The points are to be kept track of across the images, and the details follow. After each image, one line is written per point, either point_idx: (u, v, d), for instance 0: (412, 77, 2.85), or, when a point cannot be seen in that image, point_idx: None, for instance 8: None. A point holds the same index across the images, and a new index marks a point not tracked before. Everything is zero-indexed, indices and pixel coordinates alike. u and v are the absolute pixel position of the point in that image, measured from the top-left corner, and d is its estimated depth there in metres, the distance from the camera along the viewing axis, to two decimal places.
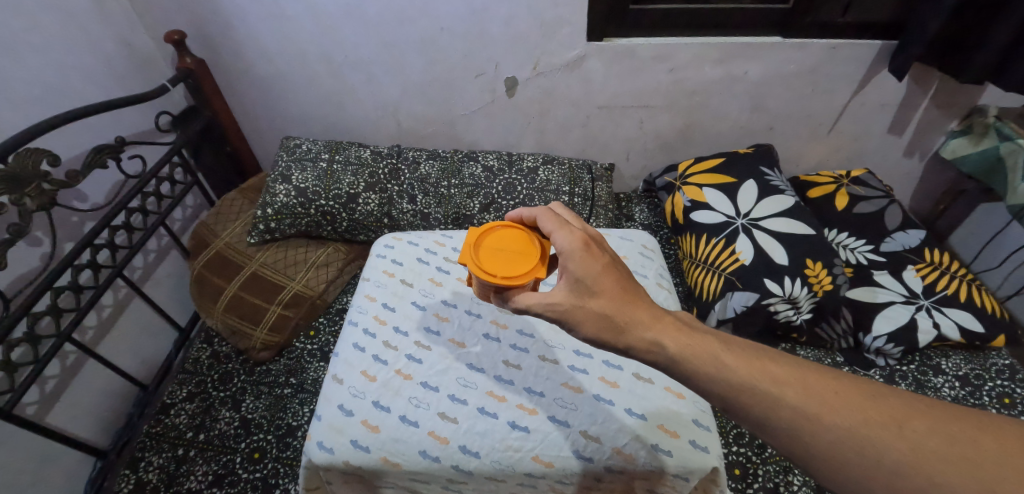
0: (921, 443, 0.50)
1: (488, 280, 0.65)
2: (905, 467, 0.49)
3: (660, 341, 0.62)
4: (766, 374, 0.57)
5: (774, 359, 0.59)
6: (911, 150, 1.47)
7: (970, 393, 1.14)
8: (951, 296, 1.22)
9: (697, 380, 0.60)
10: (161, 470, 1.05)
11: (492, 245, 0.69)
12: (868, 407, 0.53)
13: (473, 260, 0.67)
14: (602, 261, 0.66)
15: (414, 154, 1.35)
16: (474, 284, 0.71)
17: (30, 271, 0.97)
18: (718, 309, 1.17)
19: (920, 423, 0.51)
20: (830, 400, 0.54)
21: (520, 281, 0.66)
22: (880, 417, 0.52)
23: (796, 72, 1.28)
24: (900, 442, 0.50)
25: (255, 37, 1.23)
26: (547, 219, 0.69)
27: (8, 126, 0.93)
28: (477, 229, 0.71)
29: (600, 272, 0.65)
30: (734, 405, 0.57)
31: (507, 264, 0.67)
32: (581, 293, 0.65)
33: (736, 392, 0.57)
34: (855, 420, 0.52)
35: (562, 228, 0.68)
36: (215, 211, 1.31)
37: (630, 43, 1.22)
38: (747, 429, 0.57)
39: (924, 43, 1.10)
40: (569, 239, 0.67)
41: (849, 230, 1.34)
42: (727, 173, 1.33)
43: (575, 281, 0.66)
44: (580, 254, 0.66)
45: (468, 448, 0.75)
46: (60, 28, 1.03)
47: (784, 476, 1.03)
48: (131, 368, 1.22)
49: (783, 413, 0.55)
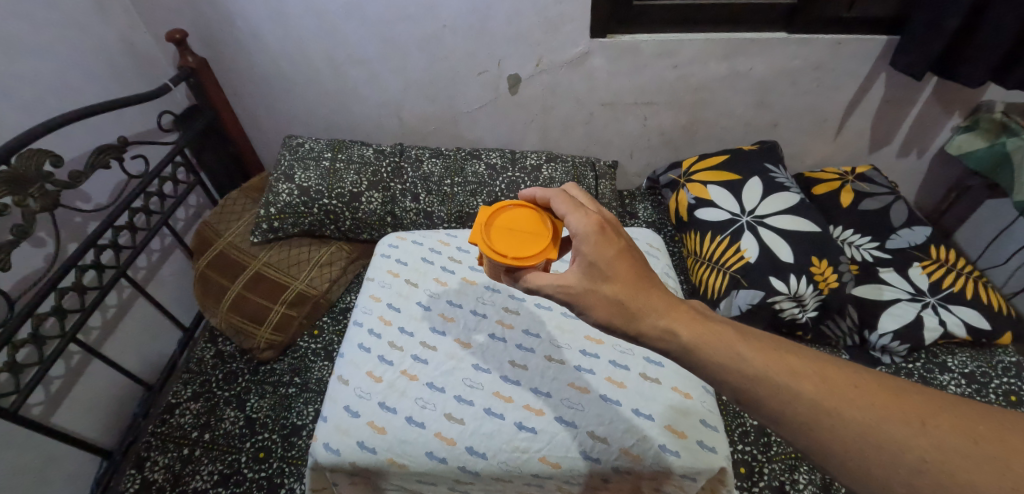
0: (942, 439, 0.50)
1: (499, 261, 0.66)
2: (924, 463, 0.49)
3: (673, 329, 0.62)
4: (783, 365, 0.57)
5: (791, 351, 0.58)
6: (916, 146, 1.47)
7: (976, 391, 1.14)
8: (957, 293, 1.21)
9: (711, 370, 0.60)
10: (166, 470, 1.06)
11: (504, 224, 0.71)
12: (889, 401, 0.53)
13: (485, 239, 0.68)
14: (616, 245, 0.66)
15: (417, 152, 1.35)
16: (485, 265, 0.71)
17: (35, 271, 0.98)
18: (723, 307, 1.16)
19: (942, 420, 0.51)
20: (848, 393, 0.54)
21: (532, 261, 0.67)
22: (900, 412, 0.52)
23: (802, 68, 1.27)
24: (920, 437, 0.50)
25: (257, 35, 1.22)
26: (561, 201, 0.69)
27: (9, 127, 0.93)
28: (490, 209, 0.72)
29: (614, 257, 0.65)
30: (748, 398, 0.57)
31: (517, 244, 0.69)
32: (594, 278, 0.65)
33: (751, 385, 0.57)
34: (873, 414, 0.52)
35: (576, 211, 0.68)
36: (218, 210, 1.31)
37: (635, 39, 1.21)
38: (759, 422, 0.57)
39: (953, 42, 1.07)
40: (583, 222, 0.66)
41: (854, 228, 1.33)
42: (732, 170, 1.32)
43: (589, 266, 0.65)
44: (593, 238, 0.65)
45: (475, 449, 0.75)
46: (62, 28, 1.02)
47: (789, 474, 1.03)
48: (136, 368, 1.22)
49: (798, 406, 0.55)
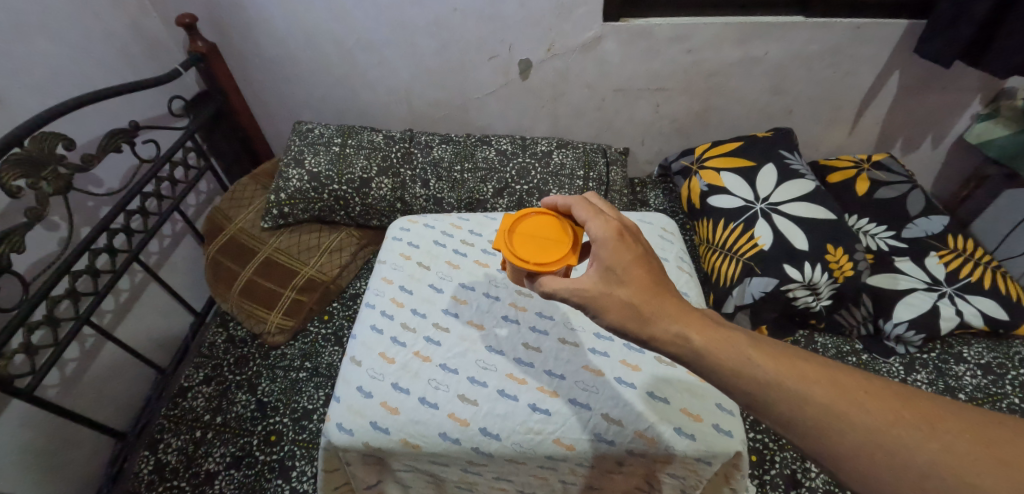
0: (955, 444, 0.49)
1: (521, 267, 0.66)
2: (935, 467, 0.49)
3: (685, 334, 0.61)
4: (794, 371, 0.56)
5: (802, 357, 0.57)
6: (934, 133, 1.44)
7: (992, 382, 1.13)
8: (975, 283, 1.19)
9: (724, 375, 0.58)
10: (179, 451, 1.07)
11: (526, 231, 0.70)
12: (899, 407, 0.52)
13: (508, 246, 0.68)
14: (634, 251, 0.66)
15: (427, 138, 1.34)
16: (506, 269, 0.71)
17: (50, 254, 0.98)
18: (736, 295, 1.15)
19: (952, 424, 0.51)
20: (859, 399, 0.53)
21: (552, 267, 0.67)
22: (910, 416, 0.52)
23: (818, 53, 1.25)
24: (930, 442, 0.50)
25: (266, 19, 1.21)
26: (582, 208, 0.68)
27: (23, 110, 0.93)
28: (512, 215, 0.71)
29: (631, 262, 0.65)
30: (758, 402, 0.56)
31: (541, 250, 0.68)
32: (610, 281, 0.65)
33: (763, 389, 0.56)
34: (883, 418, 0.52)
35: (596, 217, 0.67)
36: (229, 196, 1.32)
37: (648, 23, 1.19)
38: (769, 427, 0.57)
39: (998, 22, 1.03)
40: (603, 228, 0.66)
41: (869, 216, 1.31)
42: (746, 156, 1.30)
43: (605, 270, 0.65)
44: (612, 244, 0.65)
45: (489, 430, 0.75)
46: (72, 10, 1.02)
47: (801, 463, 1.03)
48: (149, 352, 1.23)
49: (809, 411, 0.54)
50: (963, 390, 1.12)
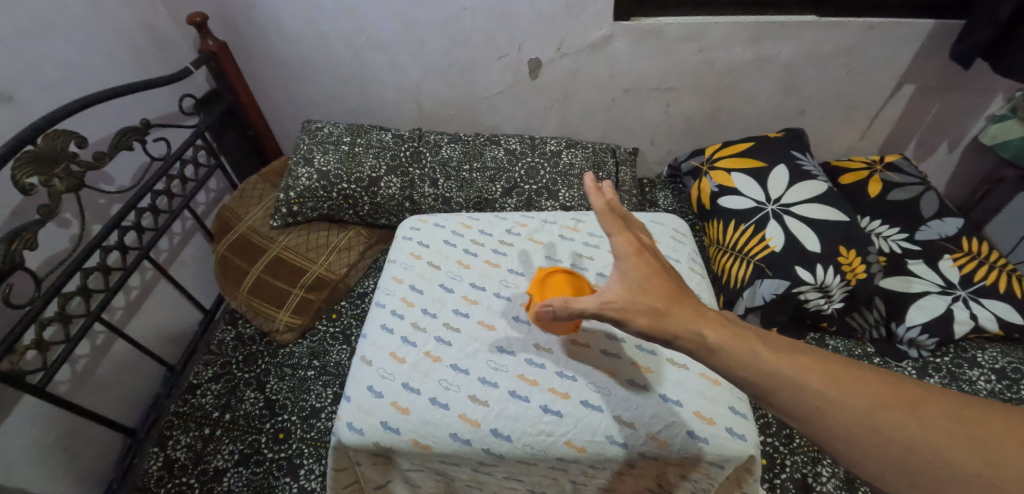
0: (934, 423, 0.49)
1: None
2: (914, 445, 0.49)
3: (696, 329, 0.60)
4: (784, 357, 0.56)
5: (793, 345, 0.57)
6: (948, 133, 1.42)
7: (1007, 387, 1.11)
8: (989, 287, 1.17)
9: (719, 362, 0.58)
10: (188, 448, 1.07)
11: None
12: (883, 390, 0.52)
13: None
14: (652, 265, 0.66)
15: (437, 137, 1.33)
16: None
17: (62, 251, 0.99)
18: (747, 296, 1.14)
19: (933, 405, 0.51)
20: (846, 382, 0.53)
21: None
22: (894, 398, 0.51)
23: (831, 53, 1.23)
24: (912, 422, 0.50)
25: (276, 17, 1.21)
26: (608, 221, 0.67)
27: (36, 108, 0.94)
28: None
29: (651, 275, 0.65)
30: (750, 387, 0.56)
31: None
32: (632, 290, 0.64)
33: (753, 373, 0.55)
34: (868, 400, 0.52)
35: (620, 232, 0.67)
36: (239, 195, 1.32)
37: (658, 22, 1.18)
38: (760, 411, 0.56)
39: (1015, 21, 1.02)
40: (625, 245, 0.66)
41: (883, 218, 1.29)
42: (757, 157, 1.29)
43: (627, 281, 0.65)
44: (633, 259, 0.66)
45: (500, 431, 0.74)
46: (85, 9, 1.03)
47: (812, 467, 1.02)
48: (159, 348, 1.24)
49: (800, 395, 0.53)
50: (978, 394, 1.11)
